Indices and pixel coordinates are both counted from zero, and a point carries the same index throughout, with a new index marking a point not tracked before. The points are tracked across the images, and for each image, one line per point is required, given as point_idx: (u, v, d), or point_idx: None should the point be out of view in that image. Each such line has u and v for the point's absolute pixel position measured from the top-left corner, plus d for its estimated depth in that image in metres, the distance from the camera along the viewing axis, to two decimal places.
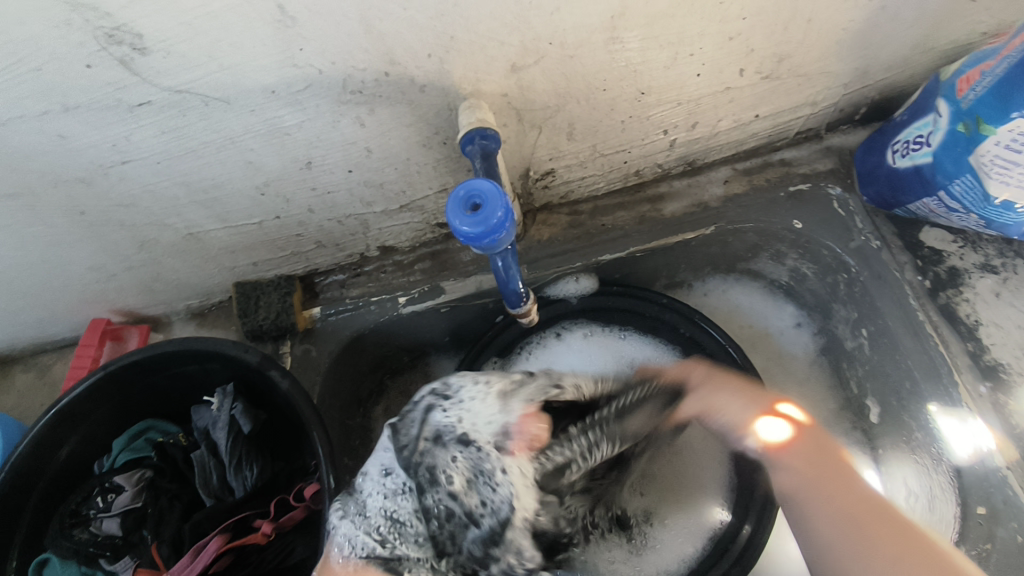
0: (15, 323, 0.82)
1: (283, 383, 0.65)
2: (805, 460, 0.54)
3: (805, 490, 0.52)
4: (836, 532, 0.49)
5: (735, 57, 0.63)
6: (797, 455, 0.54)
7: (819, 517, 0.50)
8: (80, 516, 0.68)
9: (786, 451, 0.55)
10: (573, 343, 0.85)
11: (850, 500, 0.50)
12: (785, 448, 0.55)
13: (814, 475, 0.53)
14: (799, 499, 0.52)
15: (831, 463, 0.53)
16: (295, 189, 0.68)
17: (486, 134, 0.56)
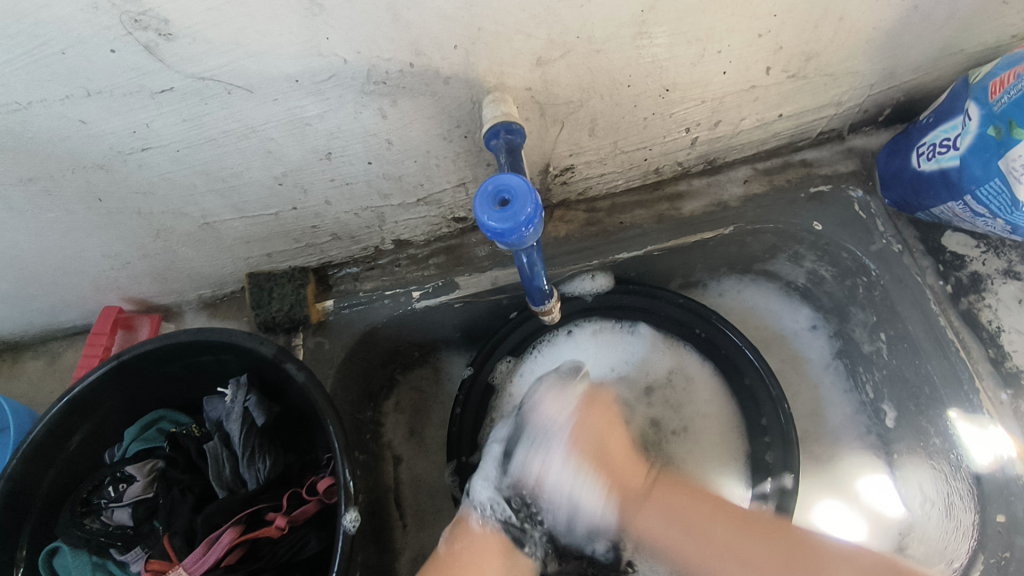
0: (27, 310, 0.81)
1: (299, 376, 0.64)
2: (665, 508, 0.61)
3: (673, 544, 0.59)
4: (729, 566, 0.56)
5: (763, 54, 0.62)
6: (664, 507, 0.61)
7: (704, 560, 0.57)
8: (90, 505, 0.67)
9: (666, 500, 0.62)
10: (583, 342, 0.85)
11: (732, 533, 0.58)
12: (650, 517, 0.61)
13: (716, 523, 0.58)
14: (677, 549, 0.59)
15: (695, 504, 0.60)
16: (313, 180, 0.67)
17: (511, 128, 0.55)
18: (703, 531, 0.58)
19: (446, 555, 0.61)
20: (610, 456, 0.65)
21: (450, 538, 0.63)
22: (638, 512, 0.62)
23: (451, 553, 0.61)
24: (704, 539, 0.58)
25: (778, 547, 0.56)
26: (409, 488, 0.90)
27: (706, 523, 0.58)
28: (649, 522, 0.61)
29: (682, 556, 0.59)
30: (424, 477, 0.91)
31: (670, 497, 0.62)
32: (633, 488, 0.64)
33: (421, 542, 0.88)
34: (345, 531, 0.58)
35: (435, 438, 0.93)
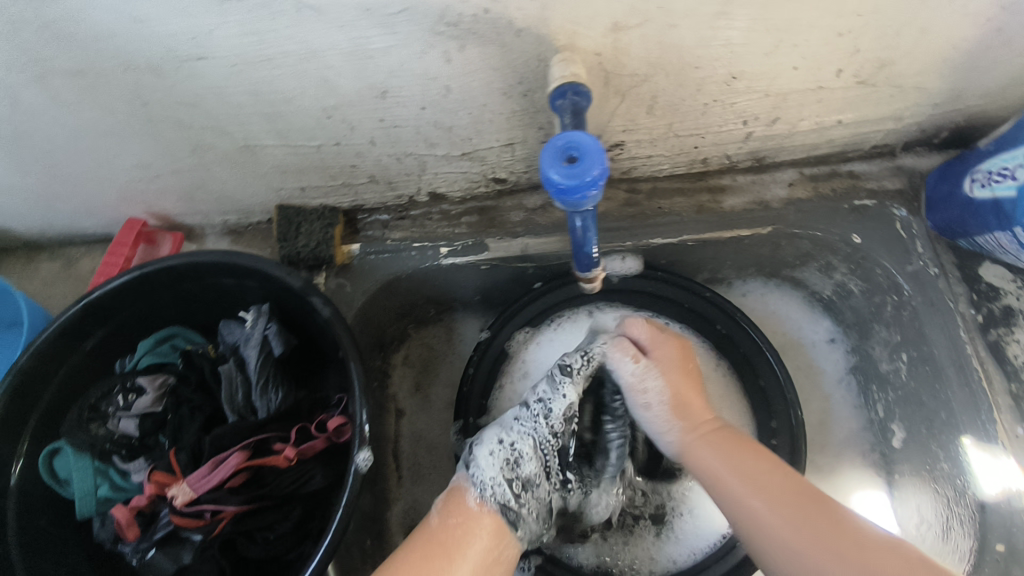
0: (50, 210, 0.80)
1: (324, 311, 0.63)
2: (716, 450, 0.60)
3: (720, 485, 0.58)
4: (755, 502, 0.54)
5: (838, 55, 0.60)
6: (708, 447, 0.61)
7: (735, 493, 0.56)
8: (98, 411, 0.67)
9: (724, 449, 0.60)
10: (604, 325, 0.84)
11: (755, 463, 0.58)
12: (700, 446, 0.62)
13: (772, 475, 0.56)
14: (726, 488, 0.57)
15: (745, 446, 0.60)
16: (362, 118, 0.65)
17: (580, 90, 0.54)
18: (745, 480, 0.56)
19: (435, 526, 0.59)
20: (681, 394, 0.66)
21: (446, 506, 0.60)
22: (687, 430, 0.64)
23: (445, 526, 0.59)
24: (758, 485, 0.55)
25: (802, 494, 0.54)
26: (407, 442, 0.91)
27: (760, 475, 0.56)
28: (700, 449, 0.62)
29: (714, 476, 0.59)
30: (424, 433, 0.92)
31: (712, 437, 0.62)
32: (692, 398, 0.66)
33: (414, 495, 0.89)
34: (356, 469, 0.58)
35: (440, 396, 0.93)
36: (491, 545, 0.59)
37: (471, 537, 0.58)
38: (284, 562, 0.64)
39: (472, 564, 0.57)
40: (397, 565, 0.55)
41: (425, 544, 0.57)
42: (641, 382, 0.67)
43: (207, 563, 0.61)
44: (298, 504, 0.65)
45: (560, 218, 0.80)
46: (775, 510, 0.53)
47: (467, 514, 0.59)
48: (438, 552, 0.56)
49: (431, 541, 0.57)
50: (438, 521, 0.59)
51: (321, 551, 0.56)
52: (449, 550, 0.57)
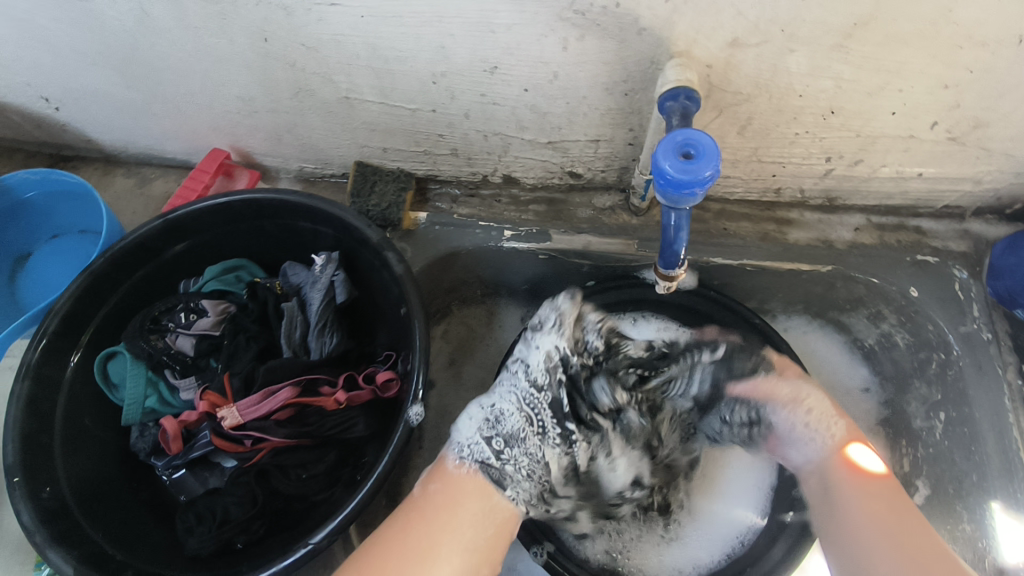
0: (139, 127, 0.82)
1: (397, 267, 0.65)
2: (857, 481, 0.57)
3: (847, 510, 0.55)
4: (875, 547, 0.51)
5: (938, 107, 0.62)
6: (828, 476, 0.59)
7: (858, 527, 0.53)
8: (158, 325, 0.68)
9: (862, 479, 0.57)
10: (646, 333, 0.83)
11: (896, 503, 0.54)
12: (841, 470, 0.59)
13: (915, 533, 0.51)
14: (855, 529, 0.53)
15: (882, 475, 0.57)
16: (465, 89, 0.67)
17: (692, 96, 0.56)
18: (870, 518, 0.53)
19: (417, 495, 0.60)
20: (821, 412, 0.63)
21: (432, 476, 0.62)
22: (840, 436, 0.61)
23: (424, 493, 0.60)
24: (892, 531, 0.52)
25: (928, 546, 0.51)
26: (432, 415, 0.91)
27: (906, 523, 0.52)
28: (839, 470, 0.58)
29: (844, 512, 0.55)
30: (450, 407, 0.91)
31: (856, 460, 0.59)
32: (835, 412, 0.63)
33: (430, 467, 0.88)
34: (408, 421, 0.60)
35: (470, 376, 0.93)
36: (477, 503, 0.59)
37: (453, 498, 0.59)
38: (310, 502, 0.64)
39: (461, 521, 0.57)
40: (382, 533, 0.56)
41: (408, 509, 0.58)
42: (798, 398, 0.65)
43: (240, 488, 0.61)
44: (334, 448, 0.66)
45: (626, 222, 0.82)
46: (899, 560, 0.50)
47: (448, 479, 0.60)
48: (425, 514, 0.57)
49: (412, 507, 0.59)
50: (420, 490, 0.60)
51: (353, 504, 0.57)
52: (437, 511, 0.57)
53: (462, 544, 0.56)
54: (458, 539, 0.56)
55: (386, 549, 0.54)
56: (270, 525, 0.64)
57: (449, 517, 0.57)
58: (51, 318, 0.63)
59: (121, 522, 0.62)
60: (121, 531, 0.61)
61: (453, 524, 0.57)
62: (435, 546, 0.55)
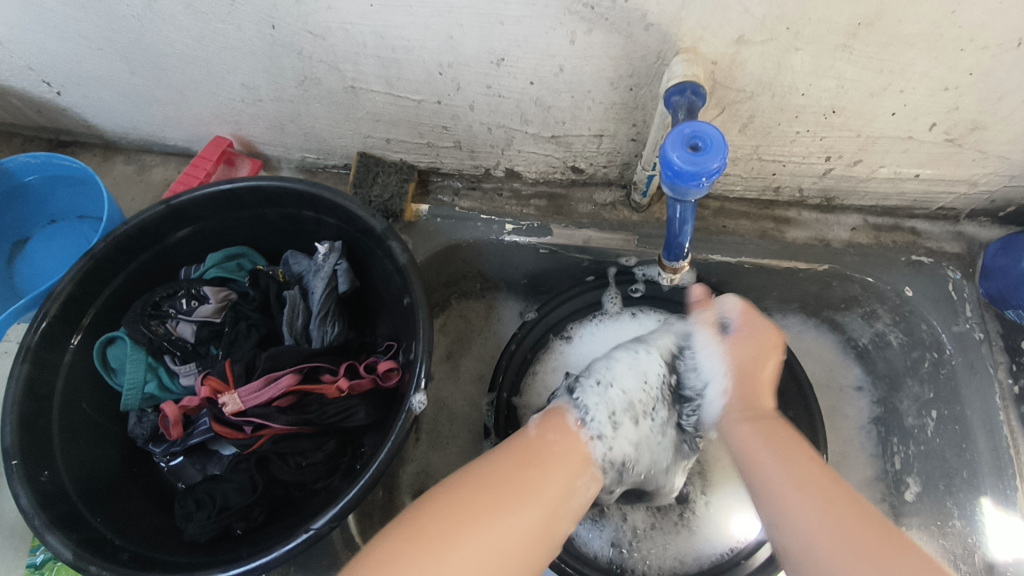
0: (140, 113, 0.82)
1: (400, 257, 0.65)
2: (765, 441, 0.59)
3: (762, 467, 0.57)
4: (797, 502, 0.53)
5: (937, 108, 0.63)
6: (739, 371, 0.65)
7: (778, 476, 0.56)
8: (159, 310, 0.67)
9: (773, 442, 0.59)
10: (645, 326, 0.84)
11: (814, 476, 0.55)
12: (746, 431, 0.61)
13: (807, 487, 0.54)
14: (759, 463, 0.58)
15: (800, 450, 0.58)
16: (471, 80, 0.68)
17: (698, 91, 0.57)
18: (786, 462, 0.57)
19: (534, 440, 0.60)
20: (744, 355, 0.65)
21: (551, 427, 0.62)
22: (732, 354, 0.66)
23: (543, 441, 0.60)
24: (804, 484, 0.54)
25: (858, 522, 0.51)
26: (429, 408, 0.91)
27: (803, 471, 0.55)
28: (747, 434, 0.61)
29: (749, 445, 0.59)
30: (447, 401, 0.92)
31: (771, 435, 0.60)
32: (743, 346, 0.66)
33: (427, 459, 0.88)
34: (409, 409, 0.60)
35: (468, 370, 0.94)
36: (578, 471, 0.59)
37: (574, 452, 0.60)
38: (309, 490, 0.64)
39: (559, 480, 0.57)
40: (492, 466, 0.56)
41: (523, 451, 0.58)
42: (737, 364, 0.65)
43: (239, 475, 0.62)
44: (334, 436, 0.65)
45: (626, 217, 0.82)
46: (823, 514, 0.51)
47: (567, 433, 0.61)
48: (528, 458, 0.58)
49: (531, 448, 0.59)
50: (544, 436, 0.61)
51: (351, 493, 0.57)
52: (542, 461, 0.58)
53: (550, 501, 0.55)
54: (553, 491, 0.56)
55: (490, 480, 0.55)
56: (269, 512, 0.63)
57: (553, 461, 0.58)
58: (51, 301, 0.62)
59: (118, 507, 0.62)
60: (117, 516, 0.61)
61: (547, 479, 0.56)
62: (524, 492, 0.54)
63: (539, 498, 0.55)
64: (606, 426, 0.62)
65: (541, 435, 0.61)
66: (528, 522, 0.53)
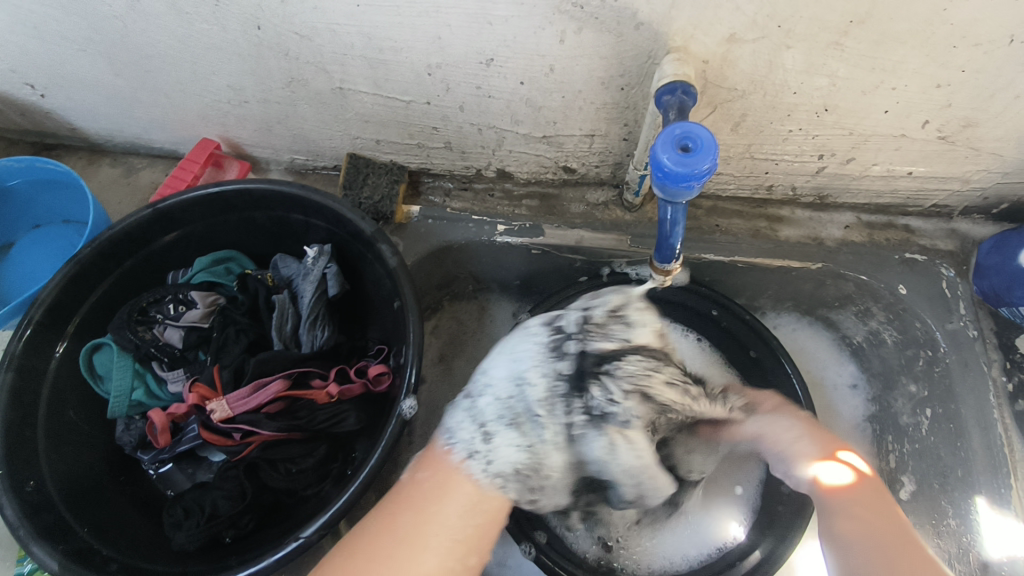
0: (126, 116, 0.81)
1: (390, 261, 0.64)
2: (866, 506, 0.55)
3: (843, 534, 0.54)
4: (871, 546, 0.52)
5: (930, 106, 0.63)
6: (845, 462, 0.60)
7: (855, 535, 0.53)
8: (146, 316, 0.66)
9: (843, 483, 0.58)
10: None
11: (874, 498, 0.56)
12: (849, 500, 0.56)
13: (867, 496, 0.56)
14: (851, 528, 0.54)
15: (887, 518, 0.54)
16: (461, 81, 0.67)
17: (689, 90, 0.56)
18: (866, 519, 0.54)
19: (413, 485, 0.57)
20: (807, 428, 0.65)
21: (422, 466, 0.59)
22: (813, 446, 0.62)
23: (414, 485, 0.57)
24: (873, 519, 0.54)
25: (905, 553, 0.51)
26: (422, 410, 0.90)
27: (871, 496, 0.56)
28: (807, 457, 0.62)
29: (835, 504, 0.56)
30: (440, 404, 0.91)
31: (865, 499, 0.56)
32: (822, 442, 0.63)
33: None
34: (400, 414, 0.59)
35: (461, 372, 0.93)
36: (462, 500, 0.56)
37: (453, 482, 0.57)
38: (300, 496, 0.63)
39: (439, 512, 0.54)
40: (361, 531, 0.53)
41: (392, 501, 0.55)
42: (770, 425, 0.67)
43: (228, 483, 0.60)
44: (324, 442, 0.64)
45: (619, 217, 0.82)
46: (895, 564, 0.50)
47: (438, 467, 0.58)
48: (398, 506, 0.55)
49: (410, 493, 0.56)
50: (419, 478, 0.57)
51: (343, 499, 0.56)
52: (410, 502, 0.55)
53: (434, 536, 0.52)
54: (431, 529, 0.53)
55: (363, 544, 0.52)
56: (258, 520, 0.62)
57: (427, 501, 0.55)
58: (35, 308, 0.61)
59: (106, 516, 0.61)
60: (105, 525, 0.60)
61: (425, 521, 0.53)
62: (398, 540, 0.52)
63: (420, 540, 0.52)
64: (474, 442, 0.59)
65: (415, 482, 0.57)
66: (416, 570, 0.50)
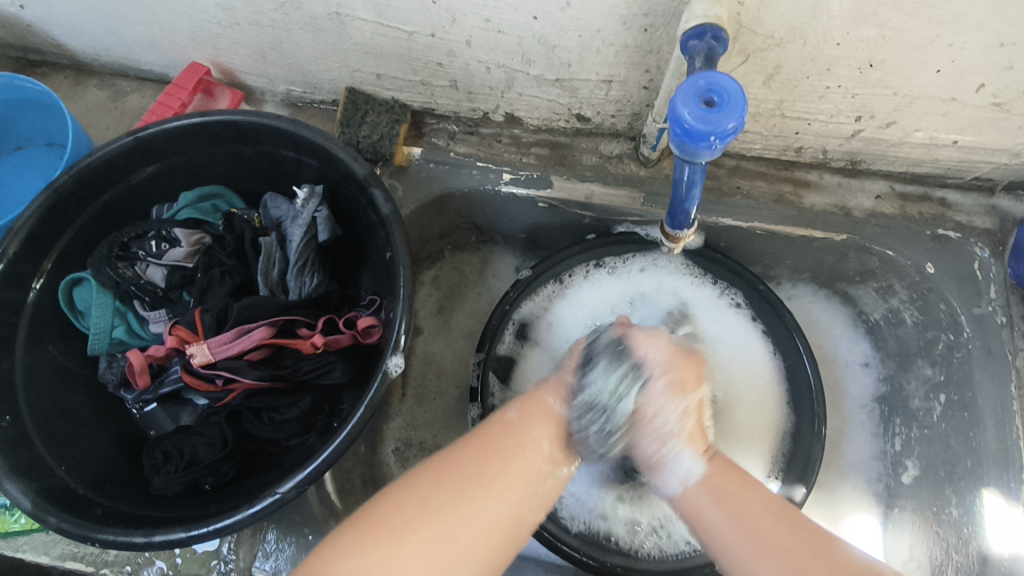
0: (112, 34, 0.75)
1: (384, 208, 0.60)
2: (722, 503, 0.50)
3: (739, 547, 0.48)
4: (741, 544, 0.48)
5: (988, 67, 0.56)
6: (723, 505, 0.50)
7: (743, 552, 0.48)
8: (128, 252, 0.64)
9: (732, 492, 0.51)
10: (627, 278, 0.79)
11: (777, 530, 0.48)
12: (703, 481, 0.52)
13: (757, 522, 0.48)
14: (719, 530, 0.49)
15: (749, 492, 0.51)
16: (468, 12, 0.60)
17: (719, 35, 0.51)
18: (755, 535, 0.48)
19: (511, 426, 0.52)
20: (680, 382, 0.55)
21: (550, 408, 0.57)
22: (706, 469, 0.52)
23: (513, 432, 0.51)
24: (750, 523, 0.49)
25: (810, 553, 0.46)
26: (417, 362, 0.87)
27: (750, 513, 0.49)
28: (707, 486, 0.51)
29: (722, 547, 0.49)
30: (435, 356, 0.88)
31: (729, 488, 0.51)
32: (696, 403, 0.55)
33: (413, 414, 0.85)
34: (386, 371, 0.55)
35: (459, 325, 0.89)
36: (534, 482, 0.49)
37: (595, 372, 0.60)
38: (283, 446, 0.62)
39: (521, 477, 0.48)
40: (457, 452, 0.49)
41: (491, 445, 0.49)
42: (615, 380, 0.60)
43: (209, 429, 0.59)
44: (310, 393, 0.62)
45: (633, 172, 0.76)
46: (772, 561, 0.46)
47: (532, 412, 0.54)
48: (496, 455, 0.48)
49: (542, 420, 0.53)
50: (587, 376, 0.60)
51: (326, 453, 0.53)
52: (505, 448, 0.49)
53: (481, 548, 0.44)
54: (466, 530, 0.43)
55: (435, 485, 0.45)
56: (239, 468, 0.61)
57: (543, 425, 0.52)
58: (10, 237, 0.58)
59: (88, 458, 0.59)
60: (84, 465, 0.59)
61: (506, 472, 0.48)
62: (479, 488, 0.46)
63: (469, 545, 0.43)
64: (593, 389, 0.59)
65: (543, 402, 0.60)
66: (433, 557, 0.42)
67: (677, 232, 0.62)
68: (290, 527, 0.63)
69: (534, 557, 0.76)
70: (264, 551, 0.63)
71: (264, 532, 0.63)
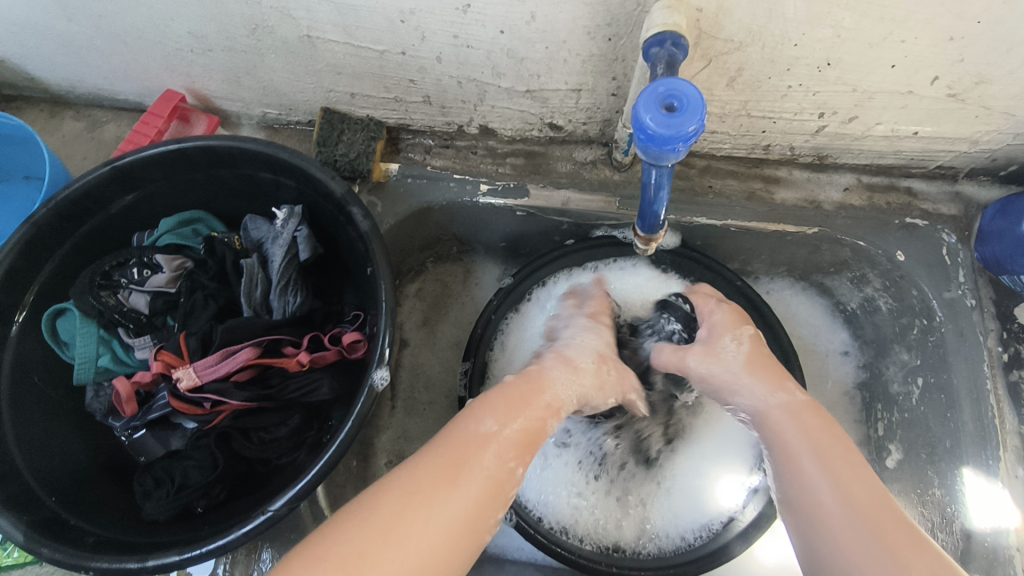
0: (85, 66, 0.76)
1: (362, 224, 0.61)
2: (800, 431, 0.53)
3: (797, 470, 0.51)
4: (837, 514, 0.47)
5: (941, 61, 0.58)
6: (796, 423, 0.54)
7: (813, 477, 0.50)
8: (110, 281, 0.64)
9: (809, 426, 0.53)
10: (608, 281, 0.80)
11: (846, 475, 0.49)
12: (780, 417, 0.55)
13: (837, 465, 0.50)
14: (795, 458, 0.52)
15: (835, 435, 0.52)
16: (437, 30, 0.62)
17: (679, 42, 0.52)
18: (825, 463, 0.50)
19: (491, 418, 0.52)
20: (754, 356, 0.61)
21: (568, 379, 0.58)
22: (796, 400, 0.56)
23: (471, 445, 0.49)
24: (848, 488, 0.48)
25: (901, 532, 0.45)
26: (405, 374, 0.88)
27: (831, 455, 0.50)
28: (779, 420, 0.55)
29: (790, 454, 0.52)
30: (424, 368, 0.89)
31: (804, 418, 0.54)
32: (780, 379, 0.58)
33: (404, 427, 0.86)
34: (371, 385, 0.56)
35: (445, 336, 0.90)
36: (490, 492, 0.48)
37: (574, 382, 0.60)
38: (275, 464, 0.62)
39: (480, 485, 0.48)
40: (417, 459, 0.48)
41: (440, 450, 0.48)
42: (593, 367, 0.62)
43: (199, 452, 0.59)
44: (299, 411, 0.63)
45: (607, 177, 0.77)
46: (835, 484, 0.49)
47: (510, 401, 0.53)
48: (447, 469, 0.47)
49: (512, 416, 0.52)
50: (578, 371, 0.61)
51: (314, 469, 0.53)
52: (465, 453, 0.49)
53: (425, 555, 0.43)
54: (410, 550, 0.43)
55: (341, 537, 0.44)
56: (231, 489, 0.61)
57: (514, 426, 0.51)
58: None
59: (77, 488, 0.60)
60: (74, 495, 0.59)
61: (451, 485, 0.46)
62: (427, 501, 0.45)
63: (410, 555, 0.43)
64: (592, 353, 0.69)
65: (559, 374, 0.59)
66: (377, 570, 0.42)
67: (650, 232, 0.63)
68: (284, 545, 0.64)
69: (530, 561, 0.77)
70: (260, 571, 0.63)
71: (259, 551, 0.64)
